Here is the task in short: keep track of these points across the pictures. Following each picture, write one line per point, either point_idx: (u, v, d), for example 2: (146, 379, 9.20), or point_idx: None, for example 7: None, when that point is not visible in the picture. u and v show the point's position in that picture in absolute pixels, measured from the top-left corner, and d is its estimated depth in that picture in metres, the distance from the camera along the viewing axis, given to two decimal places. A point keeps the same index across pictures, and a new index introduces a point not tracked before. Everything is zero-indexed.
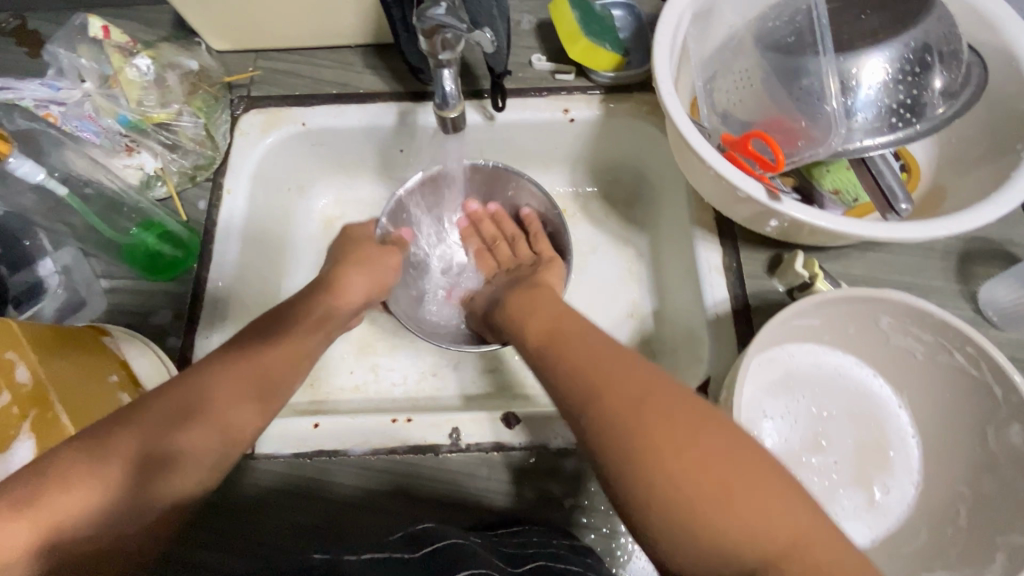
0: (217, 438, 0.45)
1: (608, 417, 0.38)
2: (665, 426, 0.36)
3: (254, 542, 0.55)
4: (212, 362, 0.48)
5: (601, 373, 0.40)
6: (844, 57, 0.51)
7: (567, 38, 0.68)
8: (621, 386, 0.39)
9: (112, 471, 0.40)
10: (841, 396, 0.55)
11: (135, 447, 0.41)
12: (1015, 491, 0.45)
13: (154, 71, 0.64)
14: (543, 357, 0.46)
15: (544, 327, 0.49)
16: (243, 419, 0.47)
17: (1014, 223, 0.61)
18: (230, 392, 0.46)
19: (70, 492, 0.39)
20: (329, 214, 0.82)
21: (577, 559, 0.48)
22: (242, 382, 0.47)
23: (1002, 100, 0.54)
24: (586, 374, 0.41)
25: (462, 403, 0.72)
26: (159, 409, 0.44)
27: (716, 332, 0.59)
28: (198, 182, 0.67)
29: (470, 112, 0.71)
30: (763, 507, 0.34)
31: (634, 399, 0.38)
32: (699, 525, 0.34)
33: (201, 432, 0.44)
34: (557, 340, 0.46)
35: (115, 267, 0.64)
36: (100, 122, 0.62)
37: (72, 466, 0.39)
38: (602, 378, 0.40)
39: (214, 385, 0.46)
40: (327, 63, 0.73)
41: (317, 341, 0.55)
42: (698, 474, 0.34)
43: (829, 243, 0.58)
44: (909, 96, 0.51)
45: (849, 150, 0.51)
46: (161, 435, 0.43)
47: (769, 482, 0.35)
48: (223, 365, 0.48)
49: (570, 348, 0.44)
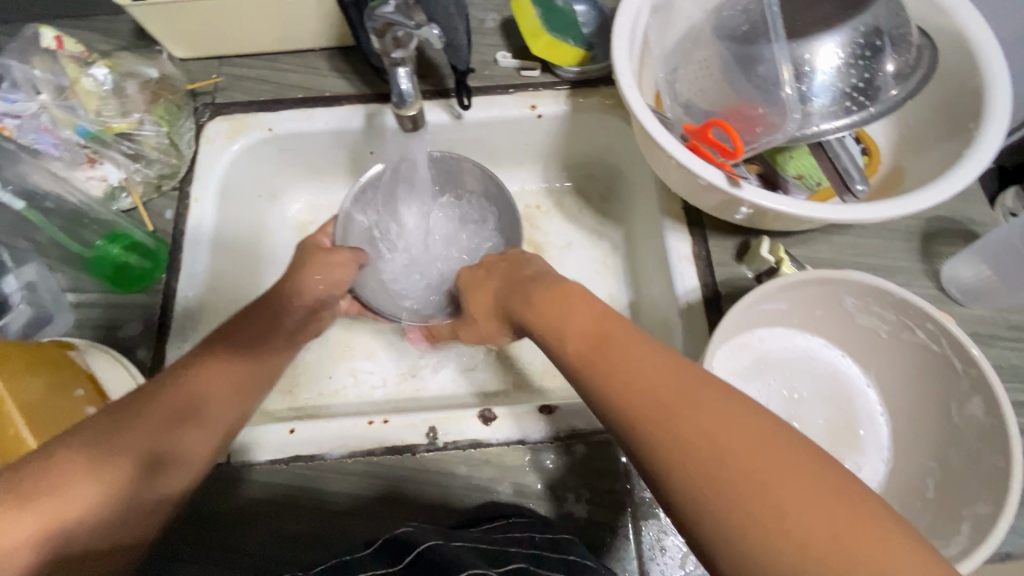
0: (211, 435, 0.47)
1: (669, 437, 0.33)
2: (732, 442, 0.32)
3: (242, 551, 0.54)
4: (201, 360, 0.49)
5: (660, 393, 0.35)
6: (797, 44, 0.52)
7: (529, 34, 0.68)
8: (679, 403, 0.34)
9: (115, 472, 0.41)
10: (811, 378, 0.56)
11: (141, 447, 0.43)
12: (977, 461, 0.46)
13: (112, 80, 0.63)
14: (583, 373, 0.40)
15: (565, 336, 0.44)
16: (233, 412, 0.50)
17: (973, 202, 0.63)
18: (221, 389, 0.49)
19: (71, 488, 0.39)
20: (302, 219, 0.81)
21: (555, 554, 0.46)
22: (232, 380, 0.50)
23: (952, 81, 0.56)
24: (638, 390, 0.36)
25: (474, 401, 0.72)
26: (153, 412, 0.45)
27: (687, 320, 0.60)
28: (163, 191, 0.66)
29: (437, 112, 0.71)
30: (879, 540, 0.28)
31: (704, 423, 0.33)
32: (794, 552, 0.28)
33: (196, 438, 0.46)
34: (593, 350, 0.40)
35: (83, 281, 0.62)
36: (59, 133, 0.60)
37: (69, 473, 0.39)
38: (665, 399, 0.35)
39: (208, 383, 0.48)
40: (292, 68, 0.73)
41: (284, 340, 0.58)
42: (785, 499, 0.30)
43: (793, 228, 0.59)
44: (862, 79, 0.52)
45: (807, 135, 0.52)
46: (167, 435, 0.44)
47: (876, 509, 0.29)
48: (214, 363, 0.49)
49: (612, 364, 0.38)
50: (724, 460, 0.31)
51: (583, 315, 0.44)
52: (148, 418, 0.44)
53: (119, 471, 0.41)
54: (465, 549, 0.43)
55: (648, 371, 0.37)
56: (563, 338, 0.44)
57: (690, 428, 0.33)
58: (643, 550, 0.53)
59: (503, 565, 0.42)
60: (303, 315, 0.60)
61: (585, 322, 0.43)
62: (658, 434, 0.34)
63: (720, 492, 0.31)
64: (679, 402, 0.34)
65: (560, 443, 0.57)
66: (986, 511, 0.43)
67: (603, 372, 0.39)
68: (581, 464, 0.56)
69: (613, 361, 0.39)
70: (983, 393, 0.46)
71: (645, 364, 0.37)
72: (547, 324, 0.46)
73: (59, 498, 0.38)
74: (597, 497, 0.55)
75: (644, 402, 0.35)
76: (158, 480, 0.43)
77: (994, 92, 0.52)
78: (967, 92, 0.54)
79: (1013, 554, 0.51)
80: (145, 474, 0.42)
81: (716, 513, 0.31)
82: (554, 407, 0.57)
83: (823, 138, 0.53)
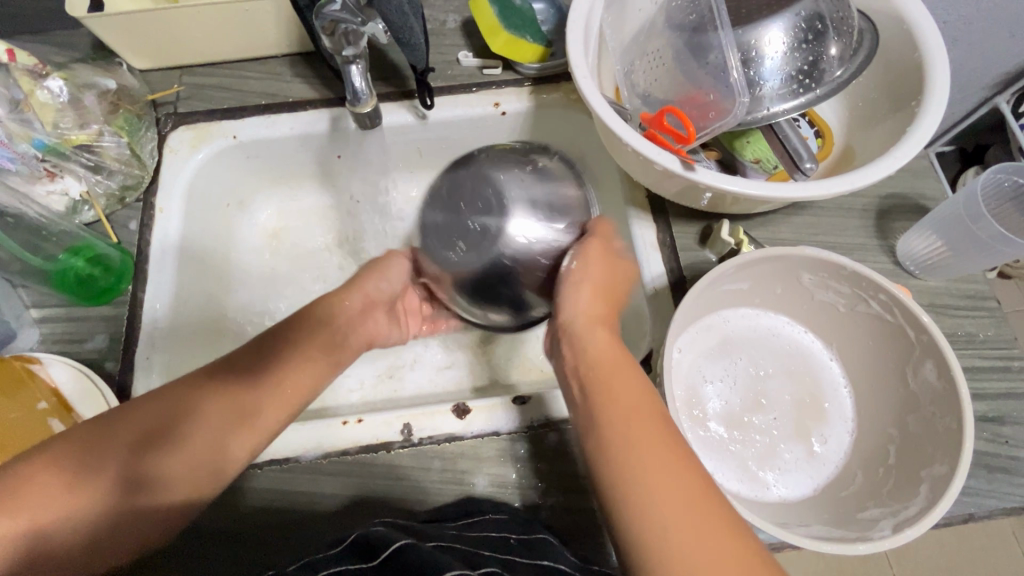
0: (197, 470, 0.45)
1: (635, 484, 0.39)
2: (695, 520, 0.36)
3: (219, 564, 0.53)
4: (207, 389, 0.48)
5: (646, 446, 0.40)
6: (742, 31, 0.54)
7: (488, 33, 0.70)
8: (660, 463, 0.39)
9: (93, 496, 0.41)
10: (777, 355, 0.57)
11: (119, 476, 0.42)
12: (934, 424, 0.47)
13: (68, 91, 0.62)
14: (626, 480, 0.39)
15: (624, 439, 0.41)
16: (229, 450, 0.47)
17: (924, 177, 0.65)
18: (222, 425, 0.47)
19: (54, 505, 0.40)
20: (272, 227, 0.81)
21: (528, 559, 0.44)
22: (234, 415, 0.48)
23: (894, 60, 0.58)
24: (627, 440, 0.41)
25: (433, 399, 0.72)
26: (139, 426, 0.44)
27: (655, 307, 0.61)
28: (127, 203, 0.66)
29: (402, 113, 0.72)
30: None
31: (673, 487, 0.38)
32: None
33: (188, 464, 0.45)
34: (644, 468, 0.39)
35: (45, 296, 0.62)
36: (16, 148, 0.58)
37: (48, 488, 0.40)
38: (643, 451, 0.40)
39: (208, 415, 0.47)
40: (255, 75, 0.73)
41: (319, 363, 0.55)
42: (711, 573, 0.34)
43: (752, 210, 0.60)
44: (807, 62, 0.53)
45: (758, 118, 0.54)
46: (146, 463, 0.43)
47: None
48: (220, 396, 0.48)
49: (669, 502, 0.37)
50: (671, 518, 0.37)
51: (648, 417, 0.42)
52: (128, 438, 0.44)
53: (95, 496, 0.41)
54: (440, 550, 0.41)
55: (639, 423, 0.42)
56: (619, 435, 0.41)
57: (665, 485, 0.38)
58: None
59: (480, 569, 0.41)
60: (348, 316, 0.61)
61: (647, 430, 0.41)
62: (634, 483, 0.39)
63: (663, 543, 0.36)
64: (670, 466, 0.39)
65: (534, 433, 0.57)
66: (941, 472, 0.45)
67: (603, 409, 0.44)
68: (555, 452, 0.57)
69: (637, 430, 0.41)
70: (934, 357, 0.47)
71: (637, 416, 0.42)
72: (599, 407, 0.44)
73: (43, 512, 0.39)
74: (573, 483, 0.56)
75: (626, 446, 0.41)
76: (142, 504, 0.43)
77: (934, 70, 0.54)
78: (910, 71, 0.56)
79: (976, 515, 0.52)
80: (130, 500, 0.42)
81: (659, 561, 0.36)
82: (527, 397, 0.58)
83: (775, 120, 0.54)
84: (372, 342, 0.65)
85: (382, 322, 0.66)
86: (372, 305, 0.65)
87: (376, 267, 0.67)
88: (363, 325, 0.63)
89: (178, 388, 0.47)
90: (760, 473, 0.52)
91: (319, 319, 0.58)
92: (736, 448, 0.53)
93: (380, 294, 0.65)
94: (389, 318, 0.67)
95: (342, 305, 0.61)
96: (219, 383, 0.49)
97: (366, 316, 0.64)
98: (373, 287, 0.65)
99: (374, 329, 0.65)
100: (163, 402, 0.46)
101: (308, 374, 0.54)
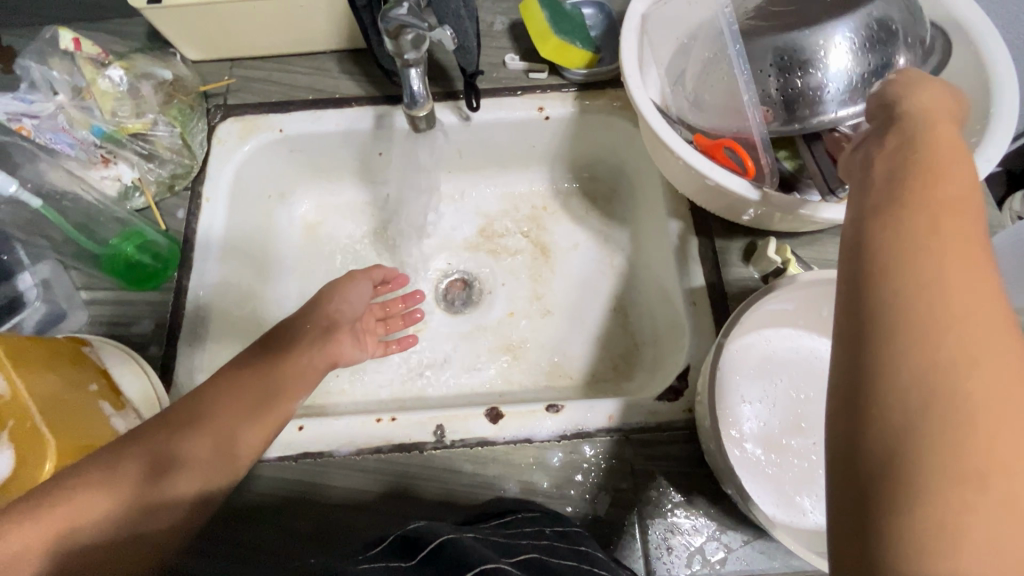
0: (212, 449, 0.48)
1: (903, 244, 0.29)
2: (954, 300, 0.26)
3: (252, 552, 0.54)
4: (215, 384, 0.51)
5: (932, 223, 0.29)
6: (810, 31, 0.53)
7: (538, 38, 0.70)
8: (947, 248, 0.28)
9: (121, 487, 0.43)
10: (816, 379, 0.56)
11: (142, 466, 0.45)
12: None
13: (127, 81, 0.65)
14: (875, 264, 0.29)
15: (927, 283, 0.27)
16: (240, 432, 0.49)
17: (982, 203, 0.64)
18: (230, 411, 0.50)
19: (87, 503, 0.42)
20: (310, 220, 0.82)
21: (567, 545, 0.45)
22: (241, 402, 0.50)
23: (961, 78, 0.55)
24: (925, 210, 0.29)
25: (461, 399, 0.72)
26: (156, 426, 0.47)
27: (694, 320, 0.60)
28: (175, 191, 0.67)
29: (446, 114, 0.72)
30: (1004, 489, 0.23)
31: (942, 266, 0.27)
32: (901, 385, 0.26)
33: (196, 472, 0.47)
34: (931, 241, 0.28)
35: (95, 279, 0.63)
36: (75, 134, 0.62)
37: (79, 485, 0.42)
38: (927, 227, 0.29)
39: (217, 403, 0.50)
40: (303, 70, 0.74)
41: (306, 365, 0.56)
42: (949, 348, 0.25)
43: (801, 228, 0.59)
44: (876, 63, 0.52)
45: (811, 125, 0.54)
46: (167, 449, 0.46)
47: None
48: (227, 384, 0.51)
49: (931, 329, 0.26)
50: (918, 282, 0.27)
51: (962, 241, 0.28)
52: (156, 431, 0.47)
53: (124, 484, 0.44)
54: (477, 541, 0.41)
55: (950, 205, 0.29)
56: (920, 263, 0.28)
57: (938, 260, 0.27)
58: (702, 546, 0.52)
59: (516, 556, 0.40)
60: (315, 334, 0.59)
61: (967, 280, 0.27)
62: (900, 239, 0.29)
63: (903, 306, 0.27)
64: (952, 247, 0.28)
65: (568, 443, 0.57)
66: None
67: (907, 181, 0.31)
68: (587, 462, 0.56)
69: (941, 202, 0.29)
70: None
71: (953, 199, 0.30)
72: (902, 217, 0.30)
73: (76, 509, 0.41)
74: (603, 493, 0.55)
75: (921, 211, 0.29)
76: (151, 517, 0.44)
77: (1004, 89, 0.51)
78: (973, 93, 0.54)
79: None
80: (136, 516, 0.43)
81: (882, 307, 0.27)
82: (561, 405, 0.58)
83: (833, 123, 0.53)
84: (337, 364, 0.61)
85: (347, 343, 0.62)
86: (332, 327, 0.60)
87: (340, 286, 0.63)
88: (325, 344, 0.59)
89: (194, 387, 0.51)
90: (797, 498, 0.52)
91: (290, 326, 0.58)
92: (773, 470, 0.53)
93: (342, 313, 0.62)
94: (361, 346, 0.64)
95: (305, 326, 0.59)
96: (229, 376, 0.52)
97: (330, 335, 0.60)
98: (334, 306, 0.61)
99: (340, 351, 0.61)
100: (162, 418, 0.48)
101: (302, 365, 0.56)
